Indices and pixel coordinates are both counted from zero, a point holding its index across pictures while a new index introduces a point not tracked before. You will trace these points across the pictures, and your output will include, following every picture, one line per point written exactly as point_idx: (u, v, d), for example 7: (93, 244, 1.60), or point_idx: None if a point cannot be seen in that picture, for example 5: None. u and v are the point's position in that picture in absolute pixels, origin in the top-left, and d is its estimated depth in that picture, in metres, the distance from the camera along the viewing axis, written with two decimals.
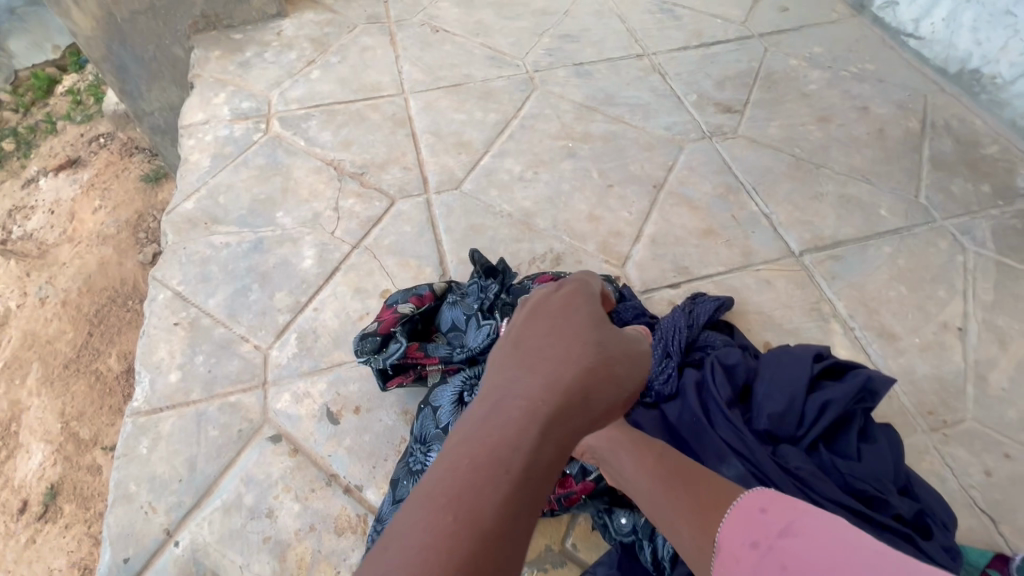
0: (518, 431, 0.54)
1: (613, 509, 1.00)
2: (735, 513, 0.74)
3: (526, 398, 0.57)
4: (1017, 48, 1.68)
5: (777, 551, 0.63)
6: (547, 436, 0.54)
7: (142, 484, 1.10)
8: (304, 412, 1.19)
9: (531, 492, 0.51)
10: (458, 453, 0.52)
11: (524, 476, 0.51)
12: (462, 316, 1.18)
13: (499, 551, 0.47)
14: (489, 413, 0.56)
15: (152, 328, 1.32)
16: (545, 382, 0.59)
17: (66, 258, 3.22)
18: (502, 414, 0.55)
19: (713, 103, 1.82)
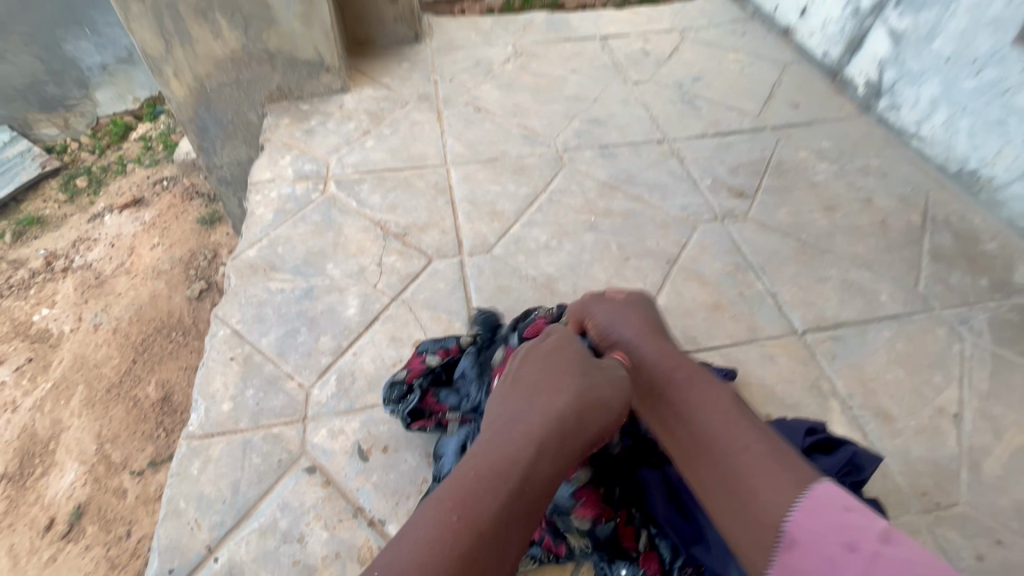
0: (515, 450, 0.83)
1: (614, 561, 1.07)
2: (812, 507, 0.81)
3: (526, 426, 0.87)
4: (1010, 155, 1.80)
5: (883, 556, 0.71)
6: (542, 455, 0.84)
7: (191, 501, 1.22)
8: (338, 447, 1.31)
9: (523, 496, 0.80)
10: (473, 468, 0.81)
11: (519, 487, 0.80)
12: (470, 366, 1.29)
13: (491, 540, 0.75)
14: (499, 437, 0.86)
15: (211, 361, 1.48)
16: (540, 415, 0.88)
17: (122, 289, 3.50)
18: (508, 438, 0.85)
19: (726, 188, 1.99)
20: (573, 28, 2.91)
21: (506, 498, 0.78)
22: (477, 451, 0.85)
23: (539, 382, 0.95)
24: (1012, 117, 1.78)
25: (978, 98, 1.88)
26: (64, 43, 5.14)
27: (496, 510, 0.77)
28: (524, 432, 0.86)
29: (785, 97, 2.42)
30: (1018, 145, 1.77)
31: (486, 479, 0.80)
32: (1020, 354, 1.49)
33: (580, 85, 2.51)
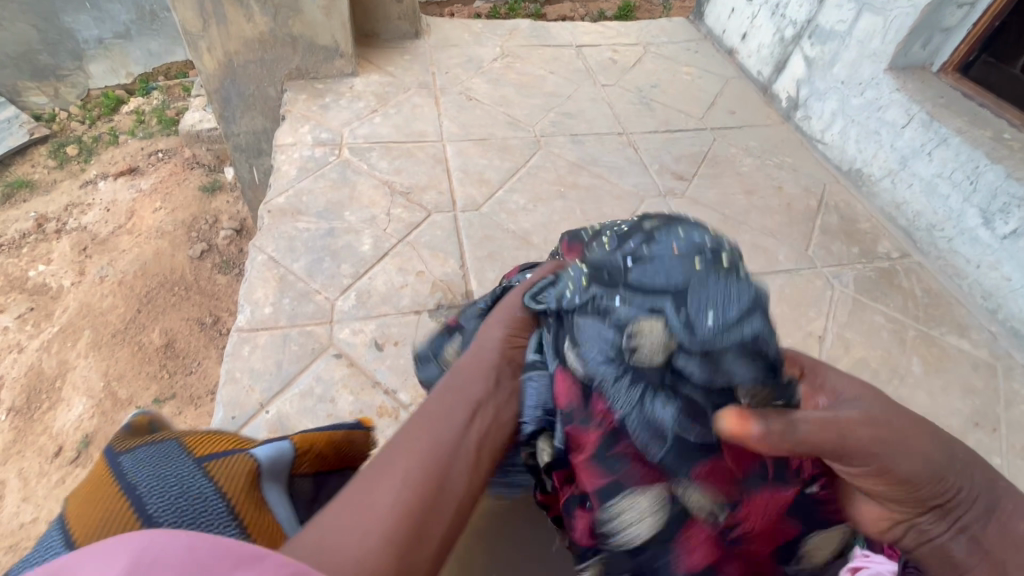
0: (445, 399, 0.83)
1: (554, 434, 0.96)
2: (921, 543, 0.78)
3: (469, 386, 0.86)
4: (882, 156, 2.33)
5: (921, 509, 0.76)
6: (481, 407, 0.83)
7: (245, 373, 1.59)
8: (359, 341, 1.70)
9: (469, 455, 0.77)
10: (419, 437, 0.76)
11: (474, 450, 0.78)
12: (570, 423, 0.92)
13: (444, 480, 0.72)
14: (446, 405, 0.82)
15: (253, 278, 1.84)
16: (461, 364, 0.91)
17: (123, 250, 3.73)
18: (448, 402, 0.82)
19: (670, 173, 2.47)
20: (553, 36, 3.36)
21: (444, 435, 0.77)
22: (431, 424, 0.78)
23: (472, 361, 0.91)
24: (883, 129, 2.32)
25: (861, 113, 2.41)
26: (62, 14, 5.29)
27: (434, 450, 0.75)
28: (442, 405, 0.82)
29: (725, 105, 2.92)
30: (887, 150, 2.31)
31: (417, 429, 0.78)
32: (873, 300, 2.00)
33: (557, 84, 2.96)
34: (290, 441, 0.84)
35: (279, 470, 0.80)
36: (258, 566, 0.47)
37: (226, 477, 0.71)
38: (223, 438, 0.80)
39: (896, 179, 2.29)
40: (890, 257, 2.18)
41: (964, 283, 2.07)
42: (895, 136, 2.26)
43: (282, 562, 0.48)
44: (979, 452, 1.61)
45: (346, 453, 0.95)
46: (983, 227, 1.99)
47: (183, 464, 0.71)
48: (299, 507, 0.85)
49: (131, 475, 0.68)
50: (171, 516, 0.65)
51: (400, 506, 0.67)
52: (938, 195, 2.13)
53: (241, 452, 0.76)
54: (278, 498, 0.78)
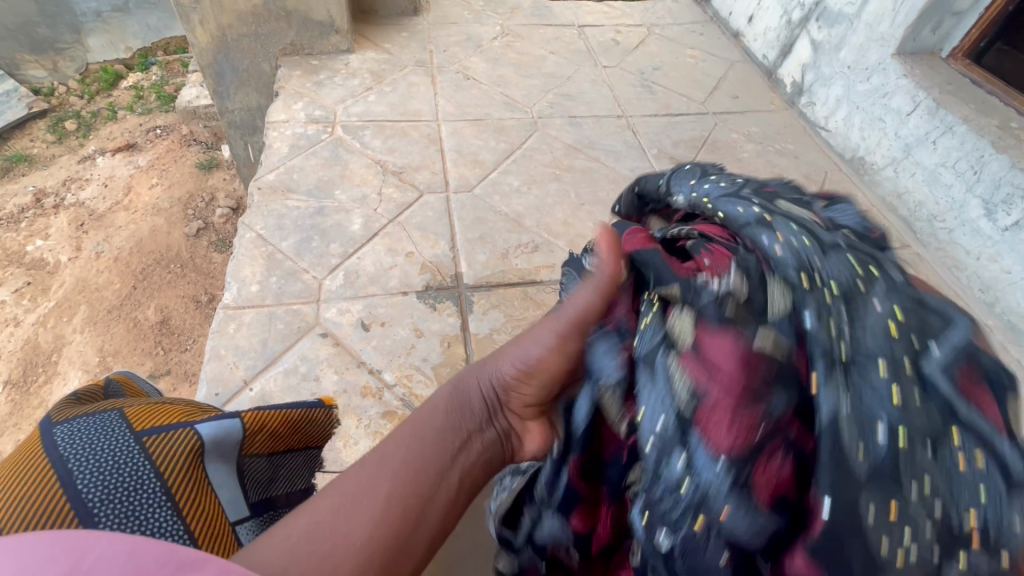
0: (438, 416, 0.80)
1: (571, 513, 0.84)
2: None
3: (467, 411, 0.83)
4: (886, 144, 2.28)
5: None
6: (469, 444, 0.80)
7: (229, 350, 1.59)
8: (346, 320, 1.69)
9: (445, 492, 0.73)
10: (400, 458, 0.73)
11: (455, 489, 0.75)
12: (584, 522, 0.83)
13: (416, 515, 0.69)
14: (438, 430, 0.79)
15: (240, 255, 1.83)
16: (463, 377, 0.87)
17: (120, 226, 3.72)
18: (439, 426, 0.79)
19: (669, 157, 2.43)
20: (555, 15, 3.28)
21: (429, 463, 0.74)
22: (420, 447, 0.75)
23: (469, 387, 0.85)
24: (888, 116, 2.26)
25: (867, 99, 2.35)
26: None
27: (416, 477, 0.72)
28: (434, 426, 0.79)
29: (728, 89, 2.85)
30: (891, 137, 2.25)
31: (407, 444, 0.75)
32: None
33: (557, 65, 2.90)
34: (242, 417, 0.84)
35: (224, 446, 0.81)
36: (198, 572, 0.45)
37: (166, 458, 0.73)
38: (172, 412, 0.81)
39: (899, 168, 2.24)
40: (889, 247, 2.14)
41: (963, 274, 2.03)
42: (900, 124, 2.21)
43: (223, 568, 0.47)
44: None
45: (303, 433, 0.97)
46: (985, 218, 1.95)
47: (122, 438, 0.73)
48: (251, 486, 0.86)
49: (63, 448, 0.70)
50: (99, 495, 0.68)
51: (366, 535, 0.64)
52: (940, 184, 2.08)
53: (183, 427, 0.77)
54: (222, 476, 0.81)
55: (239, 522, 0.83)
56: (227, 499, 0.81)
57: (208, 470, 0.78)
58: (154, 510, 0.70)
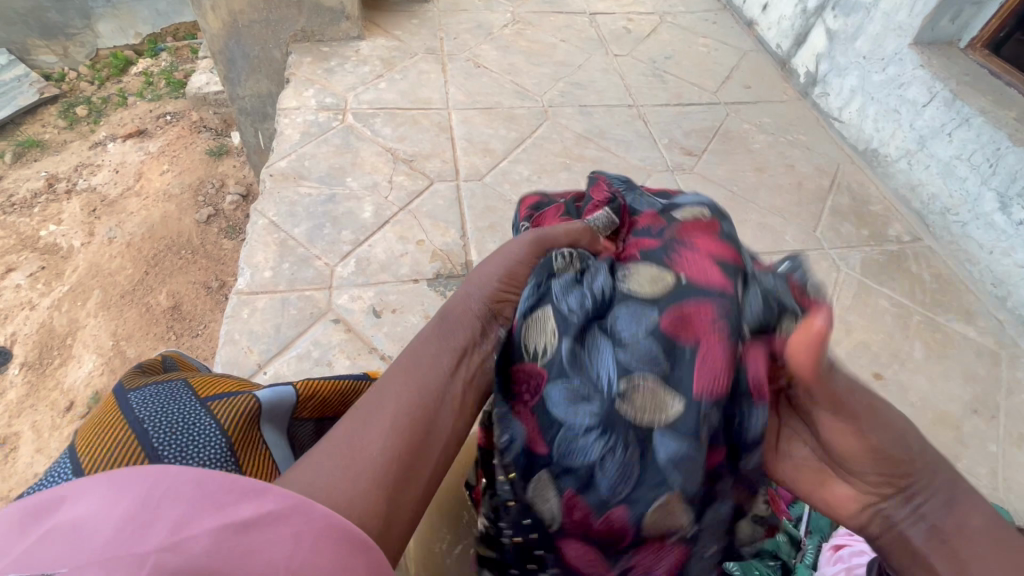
0: (428, 341, 0.77)
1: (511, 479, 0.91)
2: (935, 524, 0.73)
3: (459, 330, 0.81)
4: (900, 136, 2.26)
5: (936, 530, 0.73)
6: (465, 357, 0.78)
7: (244, 334, 1.61)
8: (358, 307, 1.71)
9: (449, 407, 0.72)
10: (394, 381, 0.70)
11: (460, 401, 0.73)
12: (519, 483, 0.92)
13: (425, 432, 0.67)
14: (430, 351, 0.76)
15: (254, 241, 1.85)
16: (448, 305, 0.85)
17: (131, 213, 3.75)
18: (429, 347, 0.76)
19: (679, 148, 2.42)
20: (566, 2, 3.25)
21: (428, 379, 0.72)
22: (412, 369, 0.73)
23: (453, 311, 0.83)
24: (903, 107, 2.24)
25: (882, 90, 2.33)
26: None
27: (419, 395, 0.70)
28: (424, 349, 0.77)
29: (740, 79, 2.82)
30: (906, 129, 2.23)
31: (401, 372, 0.72)
32: (880, 284, 1.97)
33: (568, 53, 2.88)
34: (297, 386, 0.82)
35: (279, 414, 0.78)
36: (259, 498, 0.46)
37: (231, 419, 0.70)
38: (227, 382, 0.77)
39: (913, 160, 2.22)
40: (900, 240, 2.13)
41: (976, 268, 2.02)
42: (915, 115, 2.19)
43: (281, 495, 0.48)
44: (975, 437, 1.61)
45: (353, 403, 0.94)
46: (999, 212, 1.93)
47: (188, 403, 0.69)
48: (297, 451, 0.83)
49: (139, 409, 0.66)
50: (176, 453, 0.63)
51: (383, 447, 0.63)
52: (954, 176, 2.06)
53: (245, 392, 0.74)
54: (275, 442, 0.77)
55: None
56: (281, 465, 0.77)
57: (267, 437, 0.75)
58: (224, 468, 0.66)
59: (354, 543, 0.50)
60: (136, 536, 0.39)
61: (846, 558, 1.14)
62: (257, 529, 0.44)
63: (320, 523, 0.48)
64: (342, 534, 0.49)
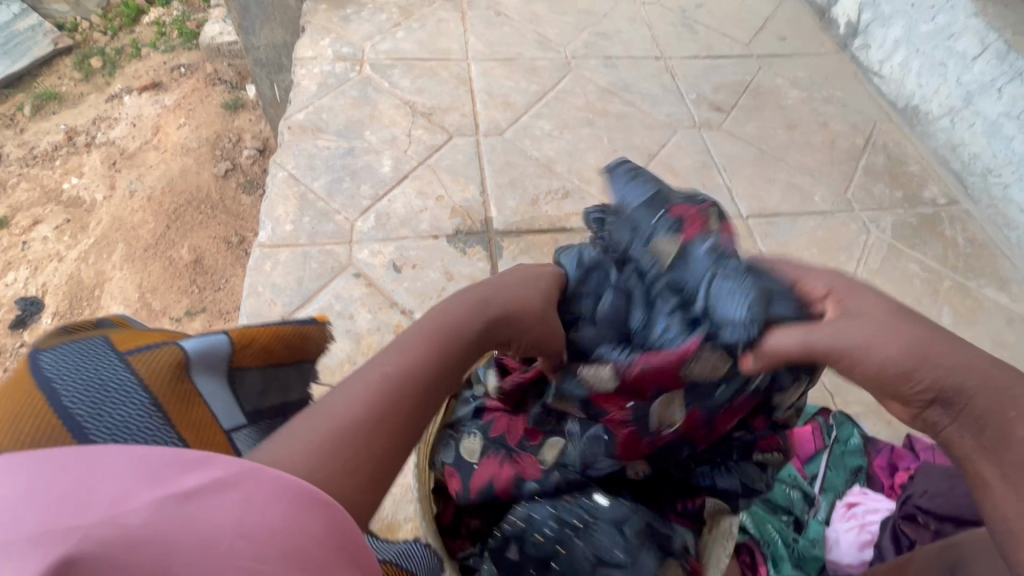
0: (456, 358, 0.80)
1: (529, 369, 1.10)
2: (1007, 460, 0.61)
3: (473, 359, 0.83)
4: (945, 92, 2.14)
5: None
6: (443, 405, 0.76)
7: (267, 287, 1.64)
8: (378, 262, 1.71)
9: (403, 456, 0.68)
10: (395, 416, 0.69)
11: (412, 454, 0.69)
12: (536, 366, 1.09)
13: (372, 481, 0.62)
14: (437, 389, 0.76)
15: (274, 195, 1.85)
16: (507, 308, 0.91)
17: (150, 167, 3.76)
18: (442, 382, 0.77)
19: (707, 103, 2.32)
20: None
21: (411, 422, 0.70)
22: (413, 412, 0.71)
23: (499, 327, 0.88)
24: (951, 60, 2.11)
25: (929, 41, 2.19)
26: None
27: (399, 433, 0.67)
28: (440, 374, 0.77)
29: (775, 29, 2.67)
30: (952, 84, 2.11)
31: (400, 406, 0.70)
32: (911, 247, 1.91)
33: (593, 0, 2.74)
34: (229, 334, 0.78)
35: (209, 361, 0.74)
36: (207, 466, 0.46)
37: (152, 370, 0.67)
38: (157, 333, 0.74)
39: (958, 118, 2.11)
40: (936, 203, 2.05)
41: (1014, 233, 1.95)
42: (964, 69, 2.06)
43: (227, 463, 0.47)
44: None
45: (307, 348, 0.89)
46: None
47: (104, 356, 0.66)
48: (247, 395, 0.80)
49: (49, 367, 0.63)
50: (88, 408, 0.62)
51: (376, 455, 0.62)
52: (1000, 136, 1.97)
53: (166, 343, 0.71)
54: (215, 390, 0.75)
55: (234, 432, 0.77)
56: (223, 411, 0.76)
57: (196, 385, 0.72)
58: (146, 423, 0.65)
59: (310, 503, 0.50)
60: (69, 510, 0.39)
61: (859, 514, 1.21)
62: (203, 499, 0.43)
63: (273, 484, 0.48)
64: (296, 494, 0.49)
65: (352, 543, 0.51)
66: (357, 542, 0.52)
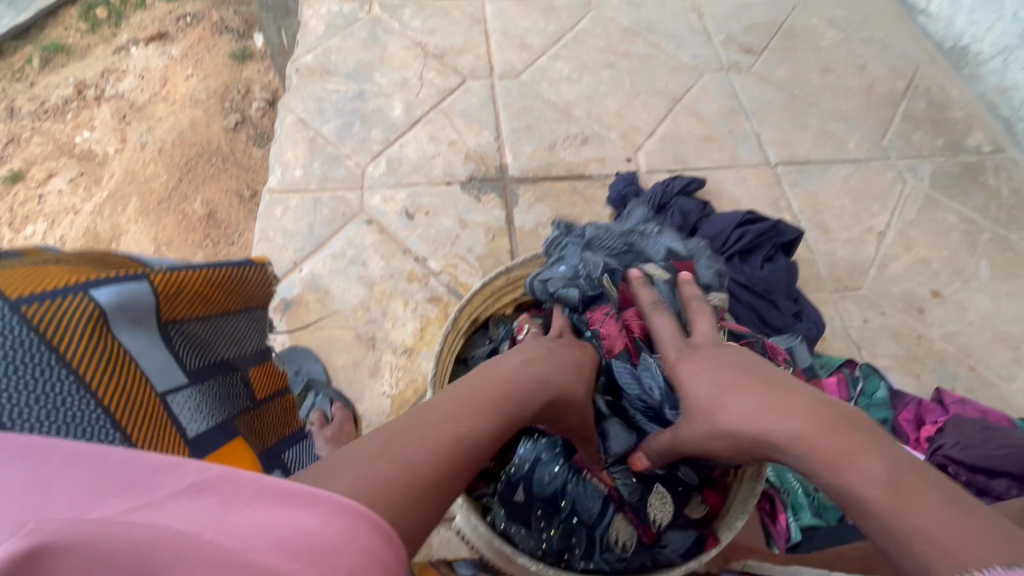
0: (478, 416, 0.78)
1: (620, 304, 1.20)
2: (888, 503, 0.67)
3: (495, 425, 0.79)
4: (999, 31, 1.98)
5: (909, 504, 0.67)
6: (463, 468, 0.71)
7: (278, 233, 1.61)
8: (390, 209, 1.67)
9: (422, 500, 0.62)
10: (432, 468, 0.67)
11: (426, 499, 0.63)
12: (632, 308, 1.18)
13: (385, 504, 0.58)
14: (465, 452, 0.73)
15: (283, 139, 1.80)
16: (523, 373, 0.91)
17: (160, 120, 3.70)
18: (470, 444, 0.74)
19: (737, 45, 2.17)
20: None
21: (435, 474, 0.67)
22: (441, 466, 0.68)
23: (520, 390, 0.87)
24: None
25: None
26: None
27: (426, 480, 0.65)
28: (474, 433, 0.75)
29: None
30: (1007, 20, 1.95)
31: (435, 459, 0.68)
32: (950, 197, 1.80)
33: None
34: (151, 278, 0.72)
35: (133, 311, 0.68)
36: (176, 473, 0.47)
37: (64, 326, 0.59)
38: (49, 274, 0.63)
39: (1012, 58, 1.96)
40: (980, 150, 1.92)
41: None
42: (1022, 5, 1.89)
43: (200, 466, 0.47)
44: None
45: (245, 296, 0.91)
46: None
47: None
48: (185, 351, 0.77)
49: None
50: None
51: (403, 528, 0.58)
52: None
53: (73, 292, 0.61)
54: (145, 345, 0.70)
55: (171, 394, 0.72)
56: (155, 370, 0.70)
57: (122, 339, 0.66)
58: (61, 393, 0.57)
59: (298, 499, 0.47)
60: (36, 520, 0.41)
61: None
62: (174, 502, 0.44)
63: (251, 491, 0.45)
64: (283, 492, 0.47)
65: (363, 537, 0.47)
66: (367, 537, 0.48)
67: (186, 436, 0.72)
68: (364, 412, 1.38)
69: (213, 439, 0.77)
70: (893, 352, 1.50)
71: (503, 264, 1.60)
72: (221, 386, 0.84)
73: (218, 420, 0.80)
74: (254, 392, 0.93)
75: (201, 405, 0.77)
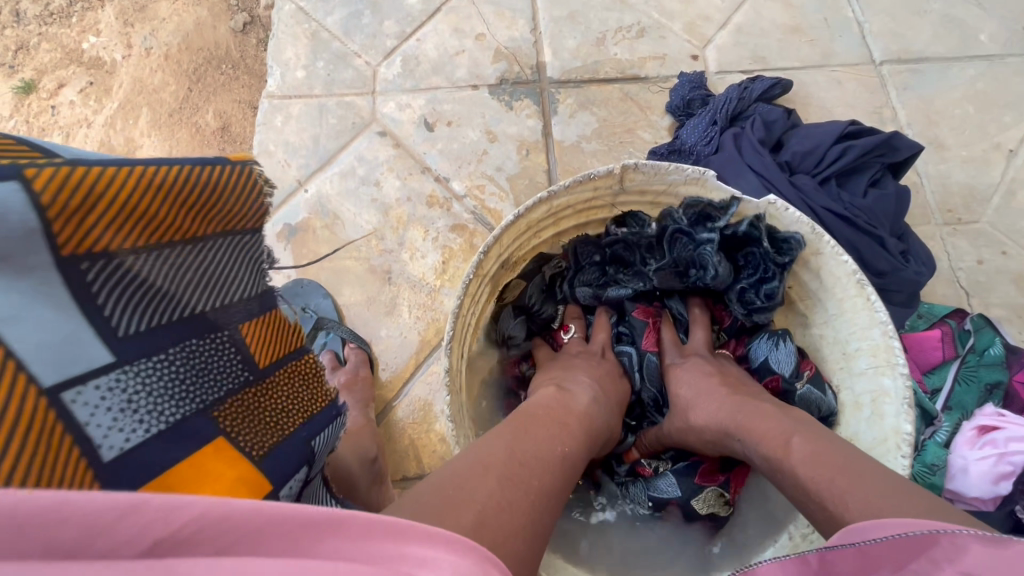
0: (548, 432, 0.70)
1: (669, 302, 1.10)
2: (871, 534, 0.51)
3: (572, 460, 0.70)
4: None
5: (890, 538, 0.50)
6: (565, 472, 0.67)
7: (279, 146, 1.40)
8: (406, 118, 1.42)
9: (538, 508, 0.59)
10: (540, 474, 0.63)
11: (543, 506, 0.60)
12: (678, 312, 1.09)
13: (505, 517, 0.54)
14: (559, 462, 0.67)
15: (281, 34, 1.52)
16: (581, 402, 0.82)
17: (166, 10, 2.62)
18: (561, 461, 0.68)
19: None
20: None
21: (545, 481, 0.62)
22: (548, 474, 0.64)
23: (579, 419, 0.77)
24: None
25: None
26: None
27: (539, 484, 0.61)
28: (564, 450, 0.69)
29: None
30: None
31: (542, 465, 0.64)
32: None
33: None
34: (25, 177, 0.41)
35: None
36: (128, 523, 0.34)
37: None
38: None
39: None
40: None
41: None
42: None
43: (167, 509, 0.35)
44: None
45: (212, 212, 0.55)
46: None
47: None
48: (113, 309, 0.48)
49: None
50: None
51: (544, 521, 0.59)
52: None
53: None
54: (20, 300, 0.41)
55: (68, 390, 0.44)
56: (52, 340, 0.43)
57: None
58: None
59: (315, 526, 0.38)
60: None
61: (1000, 442, 0.96)
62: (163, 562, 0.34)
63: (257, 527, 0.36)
64: (294, 522, 0.37)
65: (404, 548, 0.40)
66: (417, 549, 0.40)
67: (99, 462, 0.45)
68: (382, 352, 1.24)
69: (166, 449, 0.49)
70: (1011, 299, 1.24)
71: (538, 187, 1.36)
72: (190, 357, 0.53)
73: (177, 418, 0.51)
74: (253, 357, 0.60)
75: (138, 397, 0.48)
